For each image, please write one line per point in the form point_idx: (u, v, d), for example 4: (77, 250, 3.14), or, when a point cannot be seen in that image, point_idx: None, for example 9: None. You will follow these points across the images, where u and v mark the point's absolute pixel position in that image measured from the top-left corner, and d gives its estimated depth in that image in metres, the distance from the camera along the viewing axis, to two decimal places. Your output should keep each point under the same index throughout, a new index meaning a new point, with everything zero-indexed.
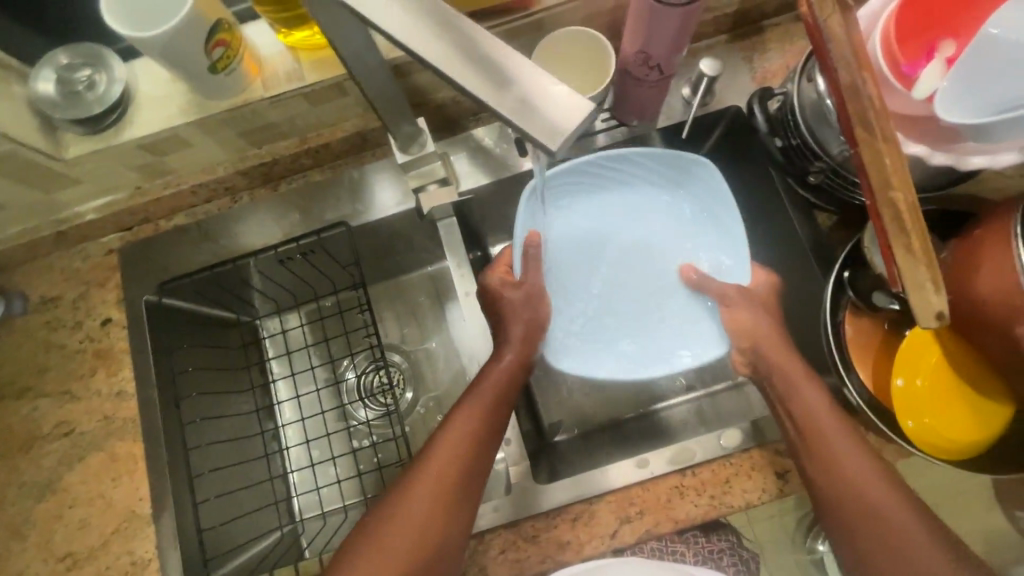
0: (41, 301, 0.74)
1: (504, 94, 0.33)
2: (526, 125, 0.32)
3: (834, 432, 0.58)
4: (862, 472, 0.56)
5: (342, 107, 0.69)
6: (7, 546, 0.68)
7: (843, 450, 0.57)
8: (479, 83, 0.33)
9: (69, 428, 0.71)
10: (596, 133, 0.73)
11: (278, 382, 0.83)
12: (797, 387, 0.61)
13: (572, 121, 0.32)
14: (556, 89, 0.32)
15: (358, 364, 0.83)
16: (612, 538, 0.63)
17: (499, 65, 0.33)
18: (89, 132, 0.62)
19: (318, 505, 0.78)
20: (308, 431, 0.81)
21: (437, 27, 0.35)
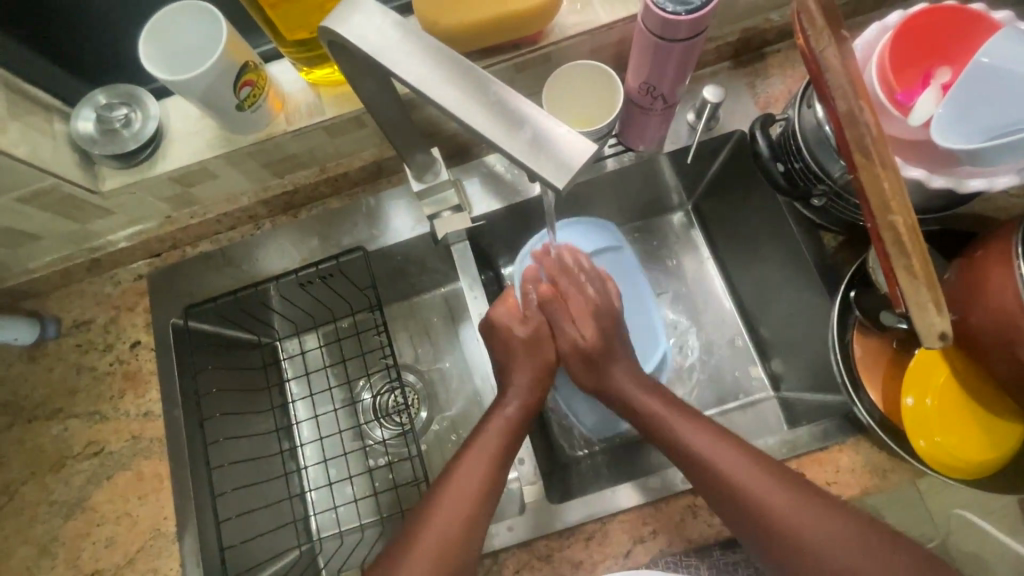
0: (73, 325, 0.78)
1: (515, 136, 0.35)
2: (536, 163, 0.35)
3: (738, 469, 0.58)
4: (787, 504, 0.55)
5: (361, 139, 0.72)
6: (36, 564, 0.70)
7: (751, 481, 0.57)
8: (490, 126, 0.36)
9: (98, 448, 0.74)
10: (605, 158, 0.76)
11: (297, 403, 0.85)
12: (670, 424, 0.64)
13: (578, 159, 0.34)
14: (564, 130, 0.35)
15: (374, 384, 0.86)
16: (625, 558, 0.63)
17: (509, 108, 0.36)
18: (124, 166, 0.66)
19: (335, 523, 0.79)
20: (325, 450, 0.83)
21: (452, 75, 0.38)
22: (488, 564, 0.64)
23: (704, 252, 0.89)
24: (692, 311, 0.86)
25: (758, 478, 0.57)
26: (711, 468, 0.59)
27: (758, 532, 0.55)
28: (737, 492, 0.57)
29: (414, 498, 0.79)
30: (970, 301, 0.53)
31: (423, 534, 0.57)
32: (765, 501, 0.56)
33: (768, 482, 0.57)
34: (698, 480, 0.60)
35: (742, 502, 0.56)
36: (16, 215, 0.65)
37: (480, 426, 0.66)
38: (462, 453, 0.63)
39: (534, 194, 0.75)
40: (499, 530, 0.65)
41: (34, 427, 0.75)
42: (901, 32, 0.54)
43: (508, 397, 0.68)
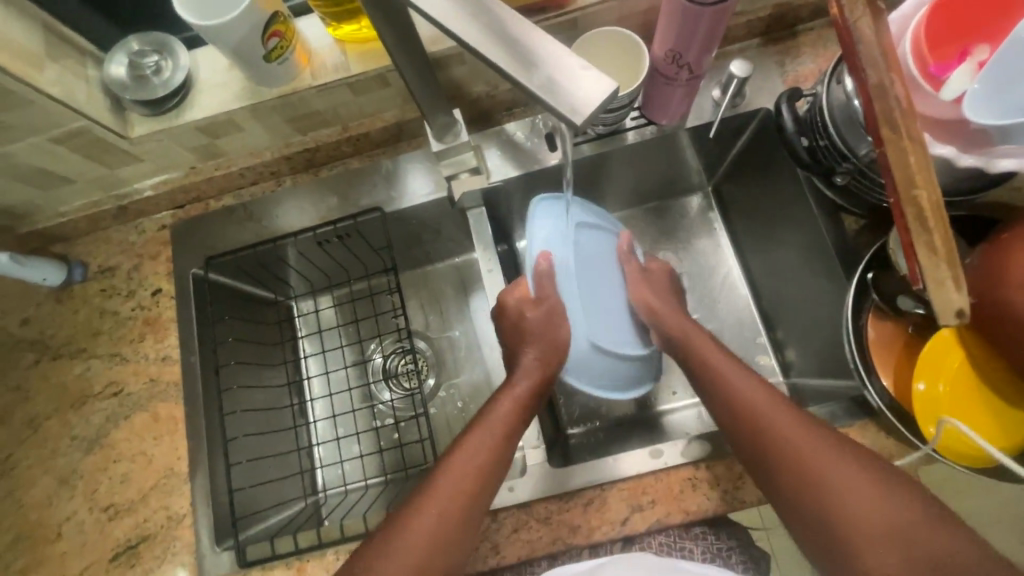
0: (99, 271, 0.81)
1: (535, 74, 0.35)
2: (553, 102, 0.34)
3: (778, 419, 0.57)
4: (833, 464, 0.53)
5: (384, 99, 0.72)
6: (56, 493, 0.73)
7: (768, 405, 0.58)
8: (510, 63, 0.36)
9: (117, 388, 0.76)
10: (625, 130, 0.76)
11: (309, 358, 0.87)
12: (703, 355, 0.65)
13: (597, 102, 0.34)
14: (585, 73, 0.35)
15: (385, 346, 0.87)
16: (623, 525, 0.64)
17: (529, 48, 0.36)
18: (153, 113, 0.67)
19: (340, 478, 0.81)
20: (334, 406, 0.85)
21: (477, 13, 0.37)
22: (486, 522, 0.66)
23: (721, 236, 0.89)
24: (706, 294, 0.86)
25: (810, 439, 0.55)
26: (747, 408, 0.59)
27: (758, 441, 0.57)
28: (762, 426, 0.57)
29: (418, 458, 0.81)
30: (993, 285, 0.52)
31: (418, 518, 0.56)
32: (805, 459, 0.54)
33: (820, 446, 0.54)
34: (715, 403, 0.62)
35: (767, 440, 0.56)
36: (50, 155, 0.67)
37: (489, 405, 0.64)
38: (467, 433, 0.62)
39: (553, 164, 0.75)
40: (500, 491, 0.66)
41: (59, 364, 0.78)
42: (941, 2, 0.52)
43: (520, 376, 0.66)
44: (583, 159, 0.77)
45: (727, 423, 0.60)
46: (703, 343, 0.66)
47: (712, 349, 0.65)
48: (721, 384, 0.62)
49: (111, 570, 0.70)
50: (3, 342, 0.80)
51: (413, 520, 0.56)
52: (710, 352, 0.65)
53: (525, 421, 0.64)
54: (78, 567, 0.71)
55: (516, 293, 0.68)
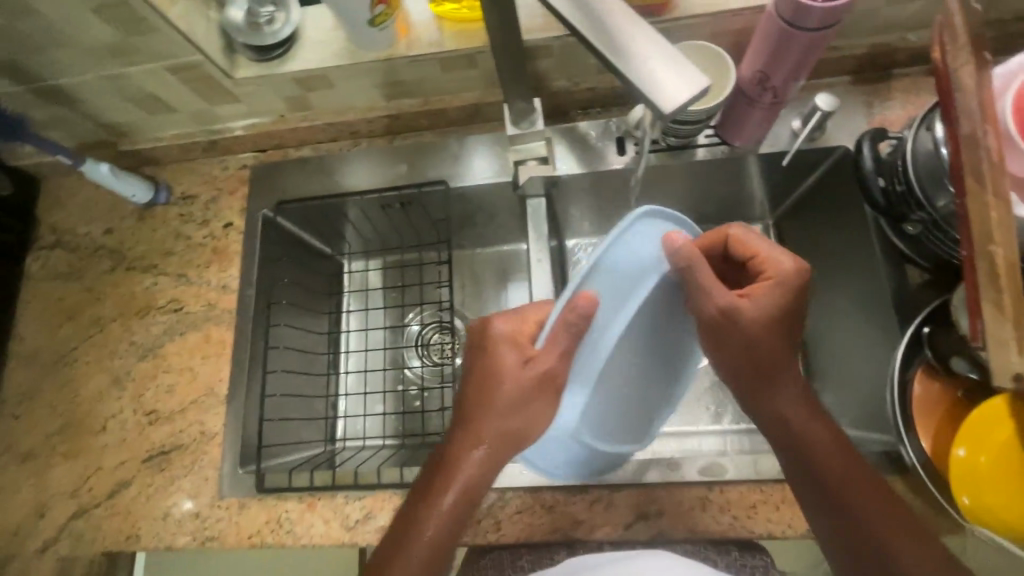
0: (181, 197, 0.87)
1: (635, 62, 0.39)
2: (646, 90, 0.39)
3: (862, 495, 0.54)
4: (900, 537, 0.52)
5: (469, 79, 0.75)
6: (107, 390, 0.80)
7: (847, 476, 0.55)
8: (611, 47, 0.40)
9: (178, 306, 0.82)
10: (696, 146, 0.76)
11: (351, 314, 0.91)
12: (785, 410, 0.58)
13: (686, 94, 0.38)
14: (680, 67, 0.39)
15: (423, 316, 0.91)
16: (626, 530, 0.64)
17: (632, 35, 0.40)
18: (260, 58, 0.72)
19: (359, 432, 0.85)
20: (367, 362, 0.89)
21: None
22: (492, 498, 0.67)
23: None
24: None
25: (877, 504, 0.54)
26: (814, 455, 0.56)
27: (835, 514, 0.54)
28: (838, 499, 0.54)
29: (436, 428, 0.84)
30: None
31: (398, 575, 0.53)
32: (873, 528, 0.53)
33: (889, 514, 0.53)
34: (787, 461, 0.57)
35: (833, 496, 0.55)
36: (162, 83, 0.72)
37: (456, 449, 0.57)
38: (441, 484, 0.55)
39: (619, 167, 0.76)
40: (510, 472, 0.68)
41: (131, 274, 0.85)
42: None
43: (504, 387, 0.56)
44: (650, 167, 0.77)
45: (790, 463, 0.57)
46: (788, 401, 0.57)
47: (800, 404, 0.58)
48: (787, 416, 0.57)
49: (142, 469, 0.76)
50: (88, 246, 0.87)
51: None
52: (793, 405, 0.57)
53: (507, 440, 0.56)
54: (115, 460, 0.77)
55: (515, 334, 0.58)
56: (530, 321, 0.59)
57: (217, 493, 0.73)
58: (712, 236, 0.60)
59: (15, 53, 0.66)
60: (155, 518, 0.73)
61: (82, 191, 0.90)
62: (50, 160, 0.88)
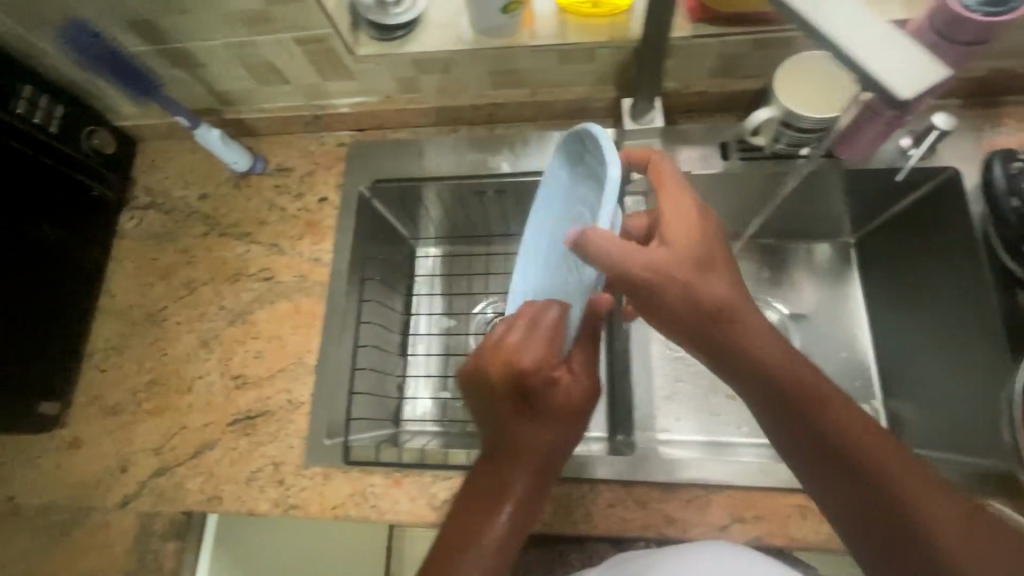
0: (277, 169, 0.88)
1: (873, 51, 0.41)
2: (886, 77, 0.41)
3: (890, 468, 0.49)
4: (907, 483, 0.48)
5: (582, 74, 0.76)
6: (196, 352, 0.81)
7: (874, 454, 0.50)
8: (848, 37, 0.42)
9: (269, 275, 0.83)
10: (797, 156, 0.75)
11: (420, 297, 0.92)
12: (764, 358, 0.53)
13: (928, 82, 0.40)
14: (917, 57, 0.41)
15: (492, 303, 0.91)
16: (721, 531, 0.64)
17: (867, 27, 0.42)
18: (380, 39, 0.74)
19: (428, 414, 0.85)
20: (437, 346, 0.90)
21: None
22: (584, 489, 0.68)
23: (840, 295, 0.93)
24: (823, 343, 0.90)
25: (877, 449, 0.50)
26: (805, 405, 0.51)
27: (856, 493, 0.50)
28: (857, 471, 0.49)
29: None
30: None
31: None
32: (880, 478, 0.49)
33: (925, 488, 0.48)
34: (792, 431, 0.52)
35: (830, 446, 0.51)
36: (286, 55, 0.74)
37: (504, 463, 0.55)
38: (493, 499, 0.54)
39: (723, 169, 0.77)
40: (605, 464, 0.68)
41: (224, 241, 0.86)
42: None
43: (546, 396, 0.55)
44: (758, 175, 0.77)
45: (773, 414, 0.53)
46: (762, 345, 0.53)
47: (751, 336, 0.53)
48: (759, 366, 0.53)
49: (227, 433, 0.76)
50: (182, 210, 0.89)
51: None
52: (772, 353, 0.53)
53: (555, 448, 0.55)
54: (200, 421, 0.77)
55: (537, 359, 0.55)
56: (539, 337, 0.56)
57: (302, 462, 0.73)
58: (635, 156, 0.59)
59: (157, 14, 0.67)
60: (238, 482, 0.74)
61: (178, 155, 0.92)
62: (152, 122, 0.89)
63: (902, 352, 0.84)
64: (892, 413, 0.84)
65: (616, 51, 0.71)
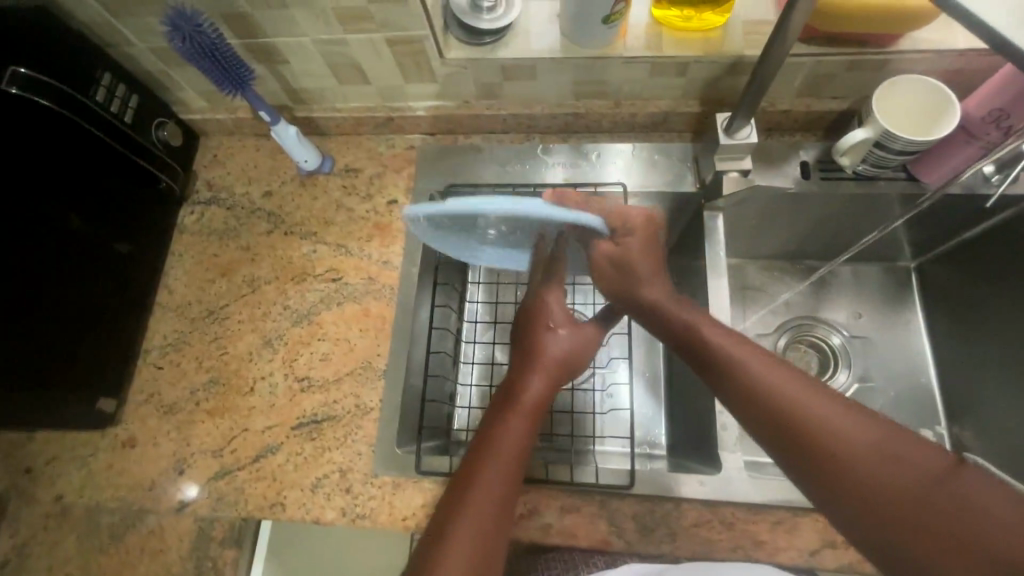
0: (345, 169, 0.87)
1: None
2: None
3: (833, 408, 0.51)
4: (848, 423, 0.50)
5: (667, 87, 0.76)
6: (258, 352, 0.78)
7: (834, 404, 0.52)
8: None
9: (336, 276, 0.81)
10: (879, 178, 0.76)
11: (479, 304, 0.88)
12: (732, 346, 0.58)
13: None
14: None
15: None
16: (811, 556, 0.62)
17: None
18: (469, 43, 0.73)
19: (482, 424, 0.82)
20: (494, 355, 0.86)
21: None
22: (666, 508, 0.66)
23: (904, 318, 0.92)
24: (882, 366, 0.90)
25: (819, 399, 0.52)
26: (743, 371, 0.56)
27: (845, 443, 0.49)
28: (842, 427, 0.50)
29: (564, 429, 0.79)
30: None
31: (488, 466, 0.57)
32: (824, 423, 0.51)
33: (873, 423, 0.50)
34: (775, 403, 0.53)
35: (786, 409, 0.52)
36: (374, 54, 0.73)
37: (523, 368, 0.66)
38: (510, 394, 0.64)
39: (804, 188, 0.77)
40: (688, 483, 0.66)
41: (289, 240, 0.84)
42: None
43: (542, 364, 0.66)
44: (835, 195, 0.78)
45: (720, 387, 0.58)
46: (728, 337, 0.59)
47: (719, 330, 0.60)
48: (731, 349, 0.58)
49: (291, 437, 0.73)
50: (245, 206, 0.87)
51: (483, 469, 0.57)
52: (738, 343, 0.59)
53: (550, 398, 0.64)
54: (262, 424, 0.75)
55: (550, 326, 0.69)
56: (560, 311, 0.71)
57: (370, 470, 0.71)
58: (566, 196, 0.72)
59: (253, 7, 0.66)
60: (303, 489, 0.71)
61: (242, 151, 0.90)
62: (218, 116, 0.88)
63: (968, 378, 0.84)
64: (957, 440, 0.84)
65: (707, 66, 0.71)
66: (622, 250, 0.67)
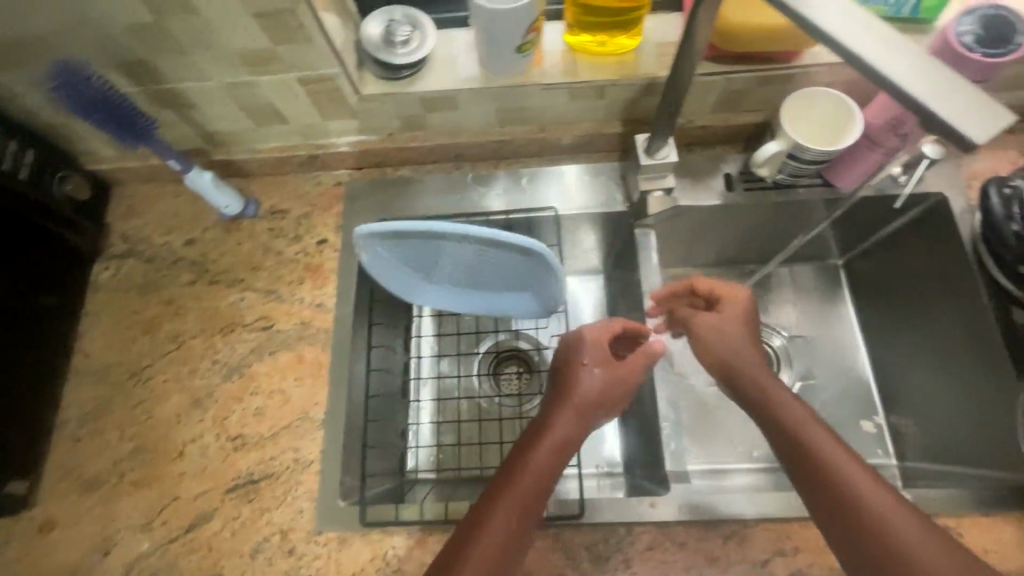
0: (271, 211, 0.84)
1: (930, 89, 0.35)
2: (952, 118, 0.34)
3: (853, 482, 0.53)
4: (887, 511, 0.51)
5: (589, 110, 0.77)
6: (187, 412, 0.74)
7: (850, 474, 0.54)
8: (900, 73, 0.35)
9: (267, 324, 0.78)
10: (798, 186, 0.78)
11: (423, 337, 0.86)
12: (795, 414, 0.59)
13: (995, 119, 0.33)
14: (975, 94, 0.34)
15: (498, 340, 0.87)
16: (763, 567, 0.63)
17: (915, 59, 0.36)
18: (387, 77, 0.72)
19: (433, 462, 0.80)
20: (440, 389, 0.84)
21: (859, 22, 0.37)
22: (620, 534, 0.65)
23: (845, 311, 0.93)
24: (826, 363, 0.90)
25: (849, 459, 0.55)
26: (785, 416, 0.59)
27: (848, 511, 0.52)
28: (850, 498, 0.53)
29: None
30: None
31: (505, 502, 0.56)
32: (858, 500, 0.52)
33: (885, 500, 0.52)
34: (797, 466, 0.57)
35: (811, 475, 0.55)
36: (287, 93, 0.71)
37: (551, 411, 0.63)
38: (532, 437, 0.61)
39: (726, 200, 0.79)
40: (640, 506, 0.66)
41: (214, 289, 0.80)
42: None
43: (580, 385, 0.64)
44: (755, 205, 0.80)
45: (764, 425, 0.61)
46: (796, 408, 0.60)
47: (785, 396, 0.61)
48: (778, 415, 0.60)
49: (227, 501, 0.69)
50: (165, 257, 0.82)
51: (499, 502, 0.56)
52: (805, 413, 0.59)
53: (578, 429, 0.62)
54: (194, 490, 0.70)
55: (597, 343, 0.66)
56: (608, 330, 0.67)
57: (313, 527, 0.67)
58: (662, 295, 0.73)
59: (150, 53, 0.63)
60: (242, 556, 0.67)
61: (160, 199, 0.86)
62: (131, 165, 0.83)
63: None
64: None
65: (625, 88, 0.72)
66: (722, 318, 0.68)
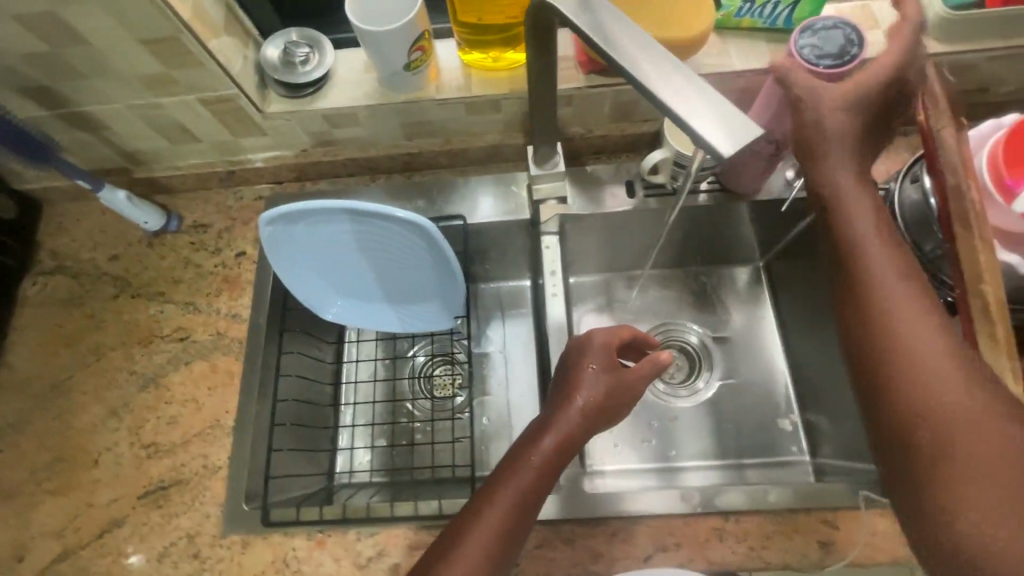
0: (193, 226, 0.86)
1: (694, 112, 0.42)
2: (706, 136, 0.40)
3: (951, 388, 0.46)
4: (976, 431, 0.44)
5: (490, 122, 0.79)
6: (104, 422, 0.76)
7: (949, 378, 0.46)
8: (674, 99, 0.43)
9: (183, 334, 0.80)
10: (699, 193, 0.82)
11: (350, 343, 0.88)
12: (893, 298, 0.51)
13: (743, 136, 0.40)
14: (733, 116, 0.41)
15: (423, 346, 0.89)
16: (645, 562, 0.65)
17: (691, 87, 0.43)
18: (288, 95, 0.75)
19: (348, 463, 0.82)
20: (361, 394, 0.86)
21: (654, 58, 0.45)
22: None
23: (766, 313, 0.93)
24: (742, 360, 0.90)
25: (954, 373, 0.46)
26: (889, 312, 0.50)
27: (926, 421, 0.46)
28: (932, 407, 0.46)
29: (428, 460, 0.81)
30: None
31: (500, 502, 0.56)
32: (945, 407, 0.45)
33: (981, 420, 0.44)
34: (877, 356, 0.50)
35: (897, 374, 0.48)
36: (192, 113, 0.74)
37: (555, 408, 0.61)
38: (536, 435, 0.60)
39: (625, 207, 0.81)
40: None
41: (136, 302, 0.83)
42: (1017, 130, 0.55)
43: (585, 385, 0.61)
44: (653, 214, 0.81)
45: (851, 317, 0.53)
46: (901, 290, 0.51)
47: (895, 283, 0.51)
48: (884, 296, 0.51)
49: (138, 507, 0.72)
50: (90, 273, 0.85)
51: (492, 504, 0.56)
52: (907, 299, 0.50)
53: (580, 434, 0.60)
54: (107, 497, 0.72)
55: (607, 342, 0.65)
56: (618, 336, 0.65)
57: (218, 531, 0.70)
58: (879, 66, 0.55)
59: (50, 80, 0.66)
60: (148, 561, 0.69)
61: (87, 217, 0.89)
62: (58, 185, 0.87)
63: None
64: None
65: (517, 101, 0.75)
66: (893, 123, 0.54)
